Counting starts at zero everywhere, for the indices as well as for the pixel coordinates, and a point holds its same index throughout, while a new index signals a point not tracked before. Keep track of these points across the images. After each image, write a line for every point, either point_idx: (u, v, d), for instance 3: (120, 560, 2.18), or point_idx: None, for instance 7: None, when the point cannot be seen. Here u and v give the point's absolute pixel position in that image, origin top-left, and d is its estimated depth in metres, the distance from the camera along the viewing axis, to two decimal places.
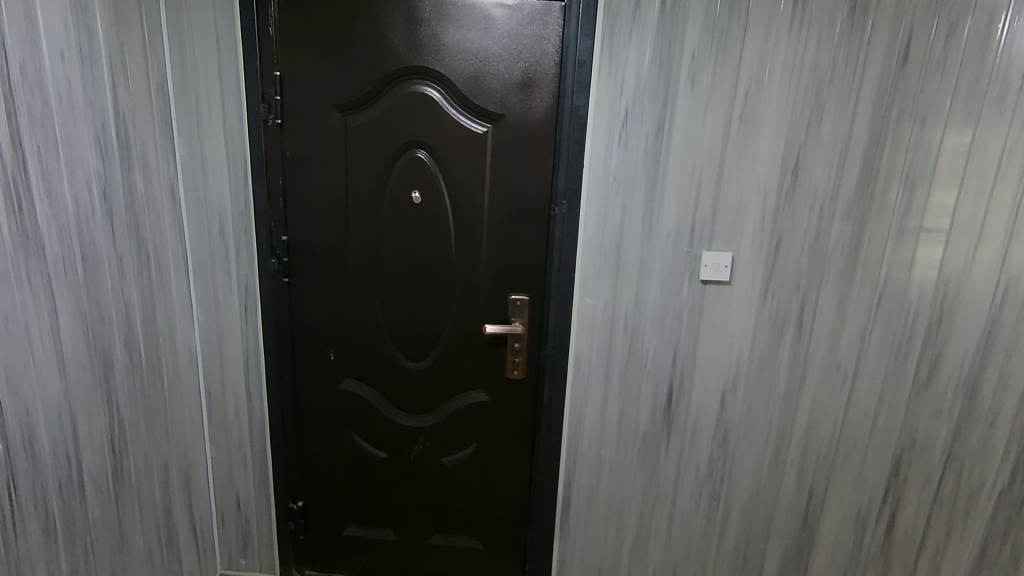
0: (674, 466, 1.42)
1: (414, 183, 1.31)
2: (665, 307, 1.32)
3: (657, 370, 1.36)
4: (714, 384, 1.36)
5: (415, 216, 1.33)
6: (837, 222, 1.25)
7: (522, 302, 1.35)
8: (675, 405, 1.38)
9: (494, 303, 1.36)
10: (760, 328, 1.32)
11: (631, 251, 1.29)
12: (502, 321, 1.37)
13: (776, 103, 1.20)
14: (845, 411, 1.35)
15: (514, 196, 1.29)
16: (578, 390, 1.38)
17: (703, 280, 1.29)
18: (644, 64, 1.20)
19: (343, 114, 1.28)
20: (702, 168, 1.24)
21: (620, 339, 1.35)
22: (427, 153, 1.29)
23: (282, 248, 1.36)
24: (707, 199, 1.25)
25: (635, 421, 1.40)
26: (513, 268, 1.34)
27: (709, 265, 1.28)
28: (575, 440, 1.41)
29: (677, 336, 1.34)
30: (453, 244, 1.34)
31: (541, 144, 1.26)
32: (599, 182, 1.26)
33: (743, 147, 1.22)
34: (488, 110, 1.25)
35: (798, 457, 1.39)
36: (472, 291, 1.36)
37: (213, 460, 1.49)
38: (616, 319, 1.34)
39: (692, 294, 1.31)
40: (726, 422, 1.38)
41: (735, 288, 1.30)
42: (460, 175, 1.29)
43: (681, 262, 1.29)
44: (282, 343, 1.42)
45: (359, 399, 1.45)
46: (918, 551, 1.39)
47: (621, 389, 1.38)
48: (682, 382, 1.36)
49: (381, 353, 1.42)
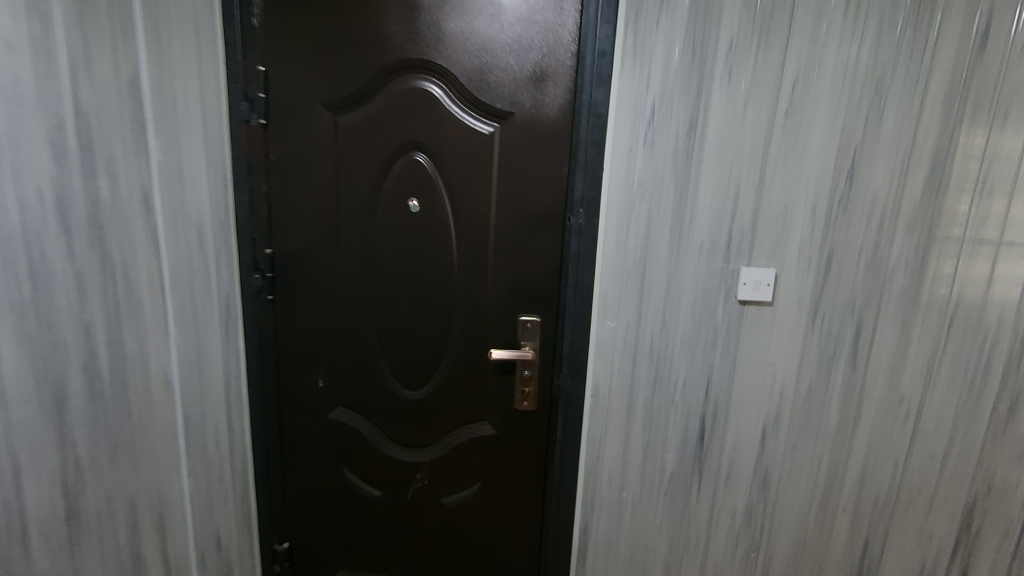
0: (707, 510, 1.24)
1: (412, 190, 1.16)
2: (695, 331, 1.16)
3: (687, 403, 1.20)
4: (752, 420, 1.19)
5: (413, 227, 1.18)
6: (899, 235, 1.07)
7: (533, 324, 1.19)
8: (707, 441, 1.21)
9: (502, 324, 1.20)
10: (808, 355, 1.14)
11: (657, 269, 1.13)
12: (511, 345, 1.21)
13: (828, 97, 1.03)
14: (907, 452, 1.16)
15: (525, 205, 1.14)
16: (596, 424, 1.22)
17: (741, 301, 1.13)
18: (673, 54, 1.04)
19: (334, 112, 1.15)
20: (740, 172, 1.08)
21: (646, 368, 1.19)
22: (426, 156, 1.15)
23: (266, 262, 1.22)
24: (746, 207, 1.09)
25: (662, 459, 1.23)
26: (523, 285, 1.18)
27: (749, 284, 1.11)
28: (592, 480, 1.25)
29: (710, 364, 1.17)
30: (456, 259, 1.19)
31: (554, 146, 1.11)
32: (621, 189, 1.11)
33: (789, 147, 1.06)
34: (496, 106, 1.11)
35: (850, 504, 1.20)
36: (478, 313, 1.21)
37: (193, 511, 1.29)
38: (640, 343, 1.18)
39: (727, 316, 1.14)
40: (768, 463, 1.20)
41: (778, 309, 1.13)
42: (464, 182, 1.15)
43: (715, 280, 1.13)
44: (267, 367, 1.28)
45: (350, 431, 1.30)
46: None
47: (646, 422, 1.21)
48: (715, 415, 1.19)
49: (376, 380, 1.26)
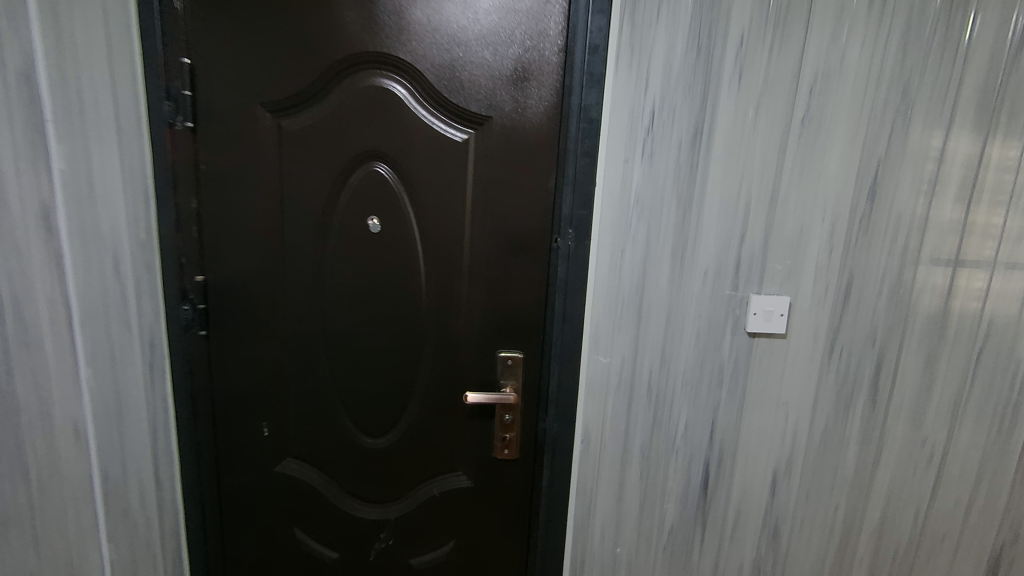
0: (711, 566, 1.11)
1: (371, 206, 0.99)
2: (699, 367, 1.02)
3: (690, 447, 1.06)
4: (762, 464, 1.06)
5: (373, 250, 1.01)
6: (924, 259, 0.96)
7: (514, 361, 1.03)
8: (711, 489, 1.07)
9: (478, 361, 1.04)
10: (824, 393, 1.02)
11: (655, 297, 0.99)
12: (488, 385, 1.05)
13: (850, 103, 0.91)
14: (930, 497, 1.05)
15: (504, 224, 0.99)
16: (586, 472, 1.08)
17: (751, 333, 0.99)
18: (676, 52, 0.90)
19: (278, 115, 0.96)
20: (750, 188, 0.95)
21: (642, 409, 1.05)
22: (388, 167, 0.98)
23: (197, 291, 1.03)
24: (756, 227, 0.96)
25: (660, 510, 1.09)
26: (503, 316, 1.02)
27: (760, 314, 0.98)
28: (583, 535, 1.10)
29: (715, 404, 1.03)
30: (424, 287, 1.02)
31: (538, 157, 0.96)
32: (616, 208, 0.96)
33: (805, 160, 0.93)
34: (470, 110, 0.95)
35: (869, 557, 1.08)
36: (451, 349, 1.04)
37: None
38: (636, 381, 1.03)
39: (734, 351, 1.01)
40: (778, 512, 1.07)
41: (792, 342, 1.00)
42: (433, 198, 0.98)
43: (721, 310, 0.99)
44: (201, 415, 1.08)
45: (301, 486, 1.11)
46: None
47: (643, 468, 1.07)
48: (721, 460, 1.06)
49: (331, 427, 1.08)
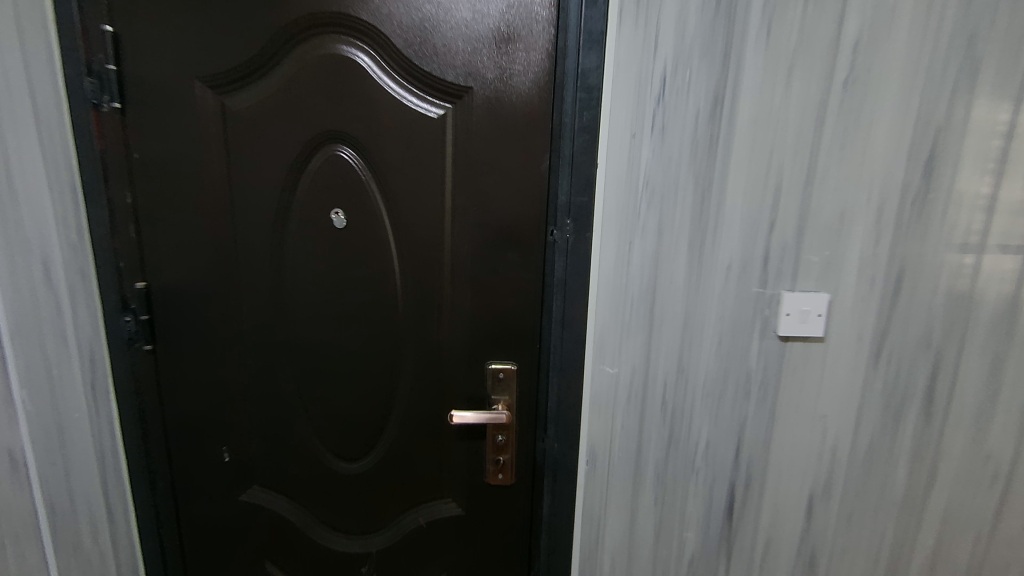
0: None
1: (334, 197, 0.85)
2: (721, 377, 0.88)
3: (711, 467, 0.92)
4: (796, 486, 0.92)
5: (338, 247, 0.87)
6: (991, 247, 0.81)
7: (506, 374, 0.89)
8: (737, 514, 0.94)
9: (465, 373, 0.90)
10: (869, 405, 0.87)
11: (669, 297, 0.85)
12: (477, 401, 0.91)
13: (904, 61, 0.75)
14: (992, 521, 0.91)
15: (490, 215, 0.84)
16: (593, 497, 0.94)
17: (783, 336, 0.85)
18: (691, 4, 0.75)
19: (220, 92, 0.82)
20: (781, 165, 0.79)
21: (656, 426, 0.91)
22: (351, 150, 0.83)
23: (139, 300, 0.89)
24: (788, 212, 0.81)
25: (679, 538, 0.95)
26: (492, 322, 0.88)
27: (794, 314, 0.83)
28: (590, 568, 0.97)
29: (741, 419, 0.89)
30: (400, 290, 0.88)
31: (528, 134, 0.81)
32: (621, 193, 0.81)
33: (848, 131, 0.78)
34: (446, 80, 0.80)
35: None
36: (433, 360, 0.90)
37: None
38: (648, 393, 0.89)
39: (763, 357, 0.86)
40: (816, 540, 0.94)
41: (832, 346, 0.85)
42: (405, 185, 0.84)
43: (747, 310, 0.84)
44: (152, 439, 0.95)
45: (269, 517, 0.98)
46: None
47: (658, 492, 0.94)
48: (748, 482, 0.92)
49: (300, 450, 0.95)
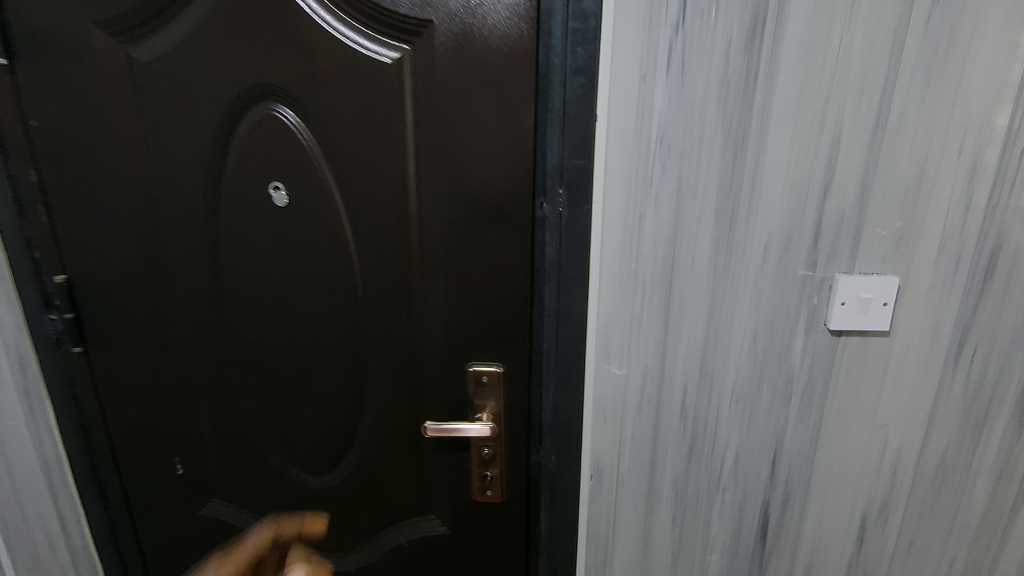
0: None
1: (274, 168, 0.70)
2: (755, 380, 0.71)
3: (741, 483, 0.77)
4: (846, 505, 0.76)
5: (285, 228, 0.72)
6: None
7: (491, 378, 0.74)
8: (773, 537, 0.79)
9: (443, 377, 0.75)
10: (944, 412, 0.70)
11: (690, 282, 0.68)
12: (458, 409, 0.77)
13: None
14: None
15: (463, 186, 0.67)
16: (599, 517, 0.80)
17: (835, 330, 0.67)
18: None
19: (125, 40, 0.66)
20: (840, 110, 0.61)
21: (674, 437, 0.75)
22: (290, 109, 0.67)
23: (60, 295, 0.77)
24: (847, 172, 0.62)
25: (701, 562, 0.81)
26: (472, 317, 0.72)
27: (851, 303, 0.65)
28: None
29: (779, 428, 0.73)
30: (360, 278, 0.73)
31: (507, 80, 0.63)
32: (629, 154, 0.64)
33: (935, 61, 0.58)
34: (399, 12, 0.62)
35: None
36: (404, 359, 0.75)
37: None
38: (664, 399, 0.74)
39: (809, 356, 0.69)
40: (867, 566, 0.79)
41: (898, 342, 0.67)
42: (359, 150, 0.67)
43: (791, 299, 0.67)
44: (97, 448, 0.84)
45: (233, 533, 0.87)
46: None
47: (677, 511, 0.79)
48: (786, 501, 0.77)
49: (260, 461, 0.83)
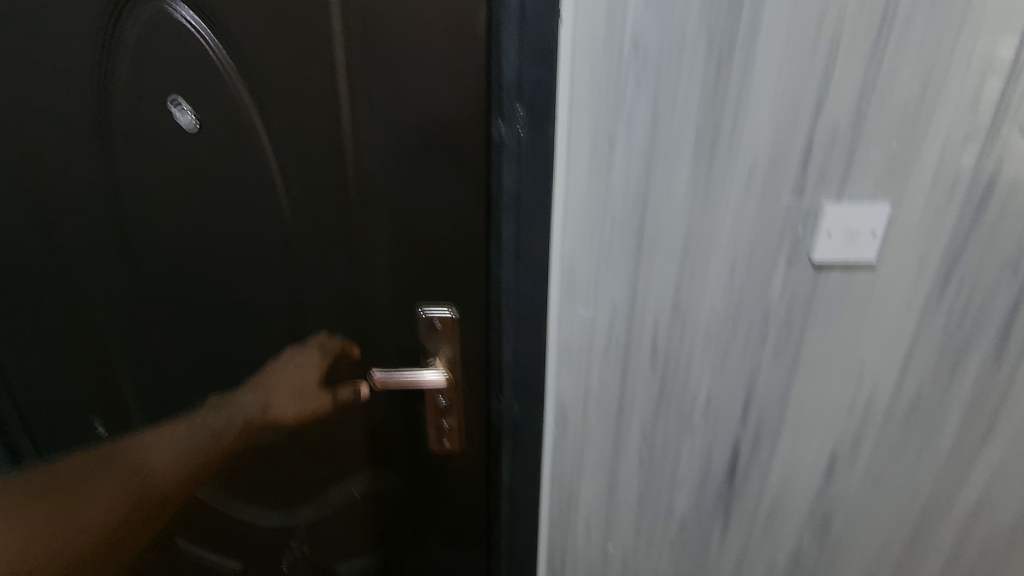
0: (735, 562, 0.84)
1: (174, 82, 0.59)
2: (731, 318, 0.66)
3: (711, 424, 0.73)
4: (817, 442, 0.74)
5: (195, 154, 0.62)
6: None
7: (444, 322, 0.66)
8: (742, 475, 0.77)
9: (391, 322, 0.67)
10: (923, 347, 0.67)
11: (664, 214, 0.61)
12: (410, 356, 0.69)
13: None
14: None
15: (404, 100, 0.57)
16: (564, 457, 0.77)
17: (818, 264, 0.62)
18: None
19: None
20: (838, 9, 0.52)
21: (644, 378, 0.71)
22: (186, 8, 0.56)
23: None
24: (844, 85, 0.55)
25: (669, 501, 0.79)
26: (421, 255, 0.64)
27: (836, 233, 0.60)
28: (563, 528, 0.83)
29: (753, 368, 0.69)
30: (287, 214, 0.63)
31: None
32: (598, 67, 0.56)
33: None
34: None
35: (949, 546, 0.80)
36: (346, 306, 0.67)
37: None
38: (633, 340, 0.69)
39: (789, 291, 0.64)
40: (833, 499, 0.78)
41: (884, 275, 0.62)
42: (275, 57, 0.56)
43: (773, 230, 0.61)
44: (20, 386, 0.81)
45: None
46: None
47: (645, 453, 0.76)
48: (757, 440, 0.74)
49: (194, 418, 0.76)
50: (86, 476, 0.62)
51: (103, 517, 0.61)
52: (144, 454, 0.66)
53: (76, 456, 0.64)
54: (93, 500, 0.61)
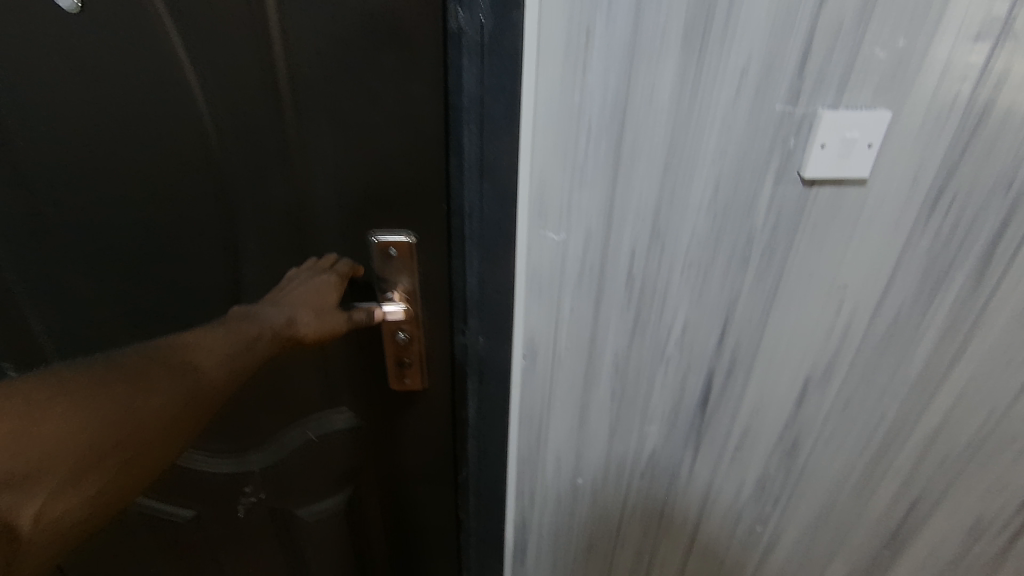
0: (702, 488, 0.84)
1: None
2: (712, 242, 0.61)
3: (687, 355, 0.70)
4: (791, 370, 0.72)
5: (86, 42, 0.49)
6: None
7: (401, 250, 0.59)
8: (713, 405, 0.75)
9: (343, 248, 0.60)
10: (904, 271, 0.64)
11: (646, 122, 0.55)
12: (364, 288, 0.63)
13: None
14: (1013, 401, 0.74)
15: None
16: (532, 392, 0.74)
17: (807, 180, 0.57)
18: None
19: None
20: None
21: (618, 308, 0.66)
22: None
23: None
24: None
25: (639, 432, 0.78)
26: (372, 172, 0.56)
27: (832, 145, 0.54)
28: (532, 459, 0.81)
29: (732, 295, 0.65)
30: (209, 115, 0.53)
31: None
32: None
33: None
34: None
35: (909, 466, 0.81)
36: (289, 229, 0.59)
37: None
38: (608, 266, 0.63)
39: (774, 211, 0.59)
40: (802, 425, 0.77)
41: (871, 192, 0.59)
42: None
43: (763, 142, 0.55)
44: None
45: None
46: None
47: (617, 385, 0.73)
48: (731, 370, 0.72)
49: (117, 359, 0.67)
50: (152, 373, 0.47)
51: (151, 414, 0.45)
52: (197, 352, 0.50)
53: (136, 352, 0.48)
54: (113, 406, 0.44)
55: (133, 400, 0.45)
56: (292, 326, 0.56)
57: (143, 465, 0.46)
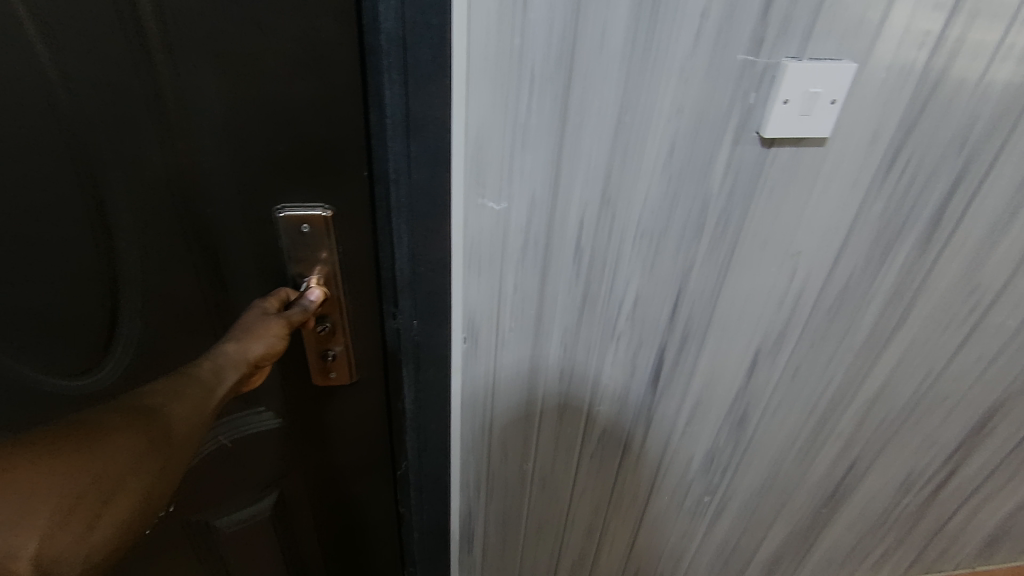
0: (653, 463, 0.81)
1: None
2: (667, 209, 0.56)
3: (639, 329, 0.66)
4: (743, 341, 0.69)
5: None
6: None
7: (316, 226, 0.50)
8: (665, 381, 0.71)
9: (242, 214, 0.49)
10: (857, 235, 0.62)
11: (595, 70, 0.48)
12: (274, 271, 0.53)
13: None
14: (947, 360, 0.75)
15: None
16: (475, 373, 0.68)
17: (766, 139, 0.53)
18: None
19: None
20: None
21: (565, 284, 0.61)
22: None
23: None
24: None
25: (589, 413, 0.73)
26: (272, 127, 0.45)
27: (794, 101, 0.50)
28: (477, 446, 0.76)
29: (687, 265, 0.61)
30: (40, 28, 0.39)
31: None
32: None
33: None
34: None
35: (851, 428, 0.81)
36: (171, 188, 0.47)
37: None
38: (554, 235, 0.57)
39: (732, 173, 0.55)
40: (752, 395, 0.75)
41: (832, 151, 0.55)
42: None
43: (723, 97, 0.50)
44: None
45: None
46: (960, 504, 0.95)
47: (565, 365, 0.68)
48: (683, 343, 0.68)
49: None
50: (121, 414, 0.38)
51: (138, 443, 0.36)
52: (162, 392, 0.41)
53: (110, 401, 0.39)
54: (90, 443, 0.35)
55: (112, 432, 0.36)
56: (243, 351, 0.46)
57: (141, 503, 0.36)
